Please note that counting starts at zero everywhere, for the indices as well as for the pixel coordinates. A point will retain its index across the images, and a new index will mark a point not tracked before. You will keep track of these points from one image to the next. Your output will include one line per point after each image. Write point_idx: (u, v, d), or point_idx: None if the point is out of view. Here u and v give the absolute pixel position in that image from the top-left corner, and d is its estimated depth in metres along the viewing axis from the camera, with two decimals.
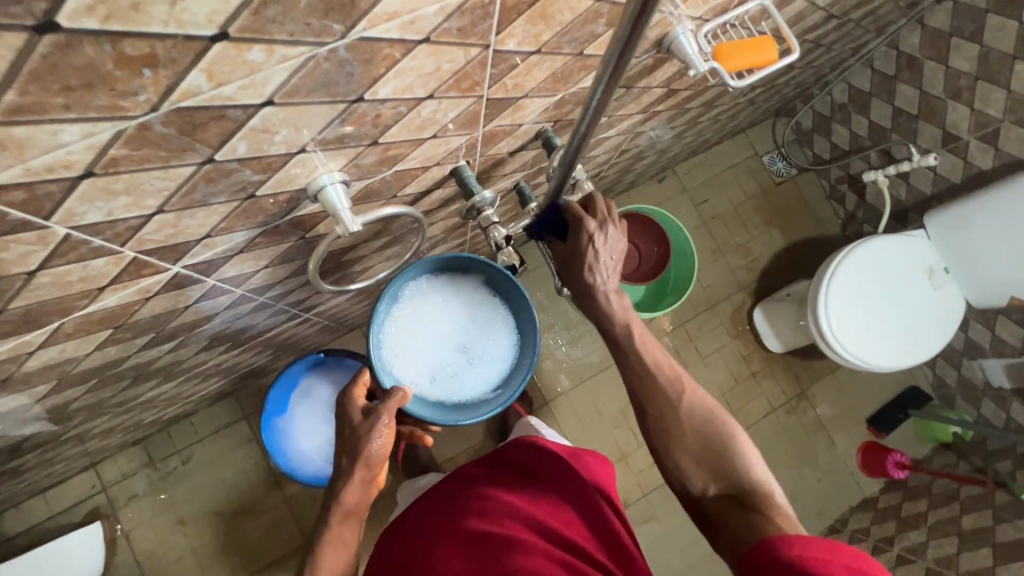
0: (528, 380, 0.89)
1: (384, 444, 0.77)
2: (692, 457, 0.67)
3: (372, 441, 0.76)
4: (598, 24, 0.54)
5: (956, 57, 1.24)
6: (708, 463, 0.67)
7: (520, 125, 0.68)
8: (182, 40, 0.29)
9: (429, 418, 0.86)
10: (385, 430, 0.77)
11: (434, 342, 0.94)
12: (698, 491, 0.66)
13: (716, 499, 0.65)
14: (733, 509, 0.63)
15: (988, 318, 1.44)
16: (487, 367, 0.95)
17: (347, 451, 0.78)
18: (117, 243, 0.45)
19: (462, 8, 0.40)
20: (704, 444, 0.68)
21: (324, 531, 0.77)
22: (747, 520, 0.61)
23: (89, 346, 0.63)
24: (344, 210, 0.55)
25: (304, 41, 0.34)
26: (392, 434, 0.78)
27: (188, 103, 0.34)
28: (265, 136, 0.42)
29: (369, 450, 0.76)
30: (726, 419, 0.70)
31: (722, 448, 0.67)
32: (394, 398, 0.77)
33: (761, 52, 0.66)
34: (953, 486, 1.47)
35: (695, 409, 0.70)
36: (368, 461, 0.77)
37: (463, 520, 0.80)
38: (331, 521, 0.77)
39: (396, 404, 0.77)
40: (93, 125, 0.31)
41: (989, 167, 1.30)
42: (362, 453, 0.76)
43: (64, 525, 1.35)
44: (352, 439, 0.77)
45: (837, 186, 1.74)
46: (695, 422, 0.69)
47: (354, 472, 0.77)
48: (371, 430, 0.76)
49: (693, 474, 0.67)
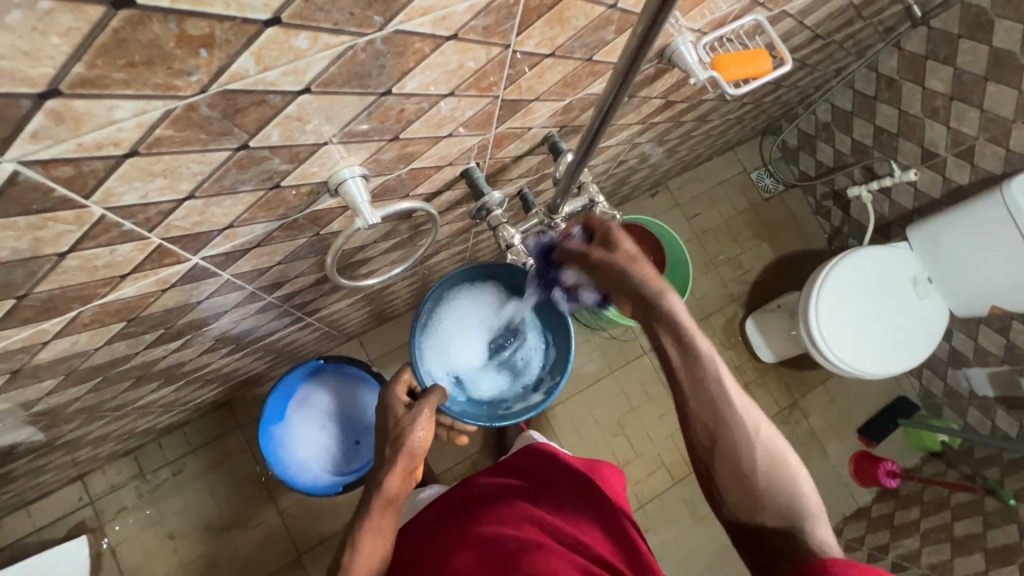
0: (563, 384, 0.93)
1: (426, 436, 0.78)
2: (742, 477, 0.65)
3: (414, 433, 0.77)
4: (608, 31, 0.57)
5: (932, 79, 1.32)
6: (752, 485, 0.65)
7: (529, 128, 0.71)
8: (239, 22, 0.31)
9: (463, 417, 0.91)
10: (425, 423, 0.79)
11: (473, 343, 0.99)
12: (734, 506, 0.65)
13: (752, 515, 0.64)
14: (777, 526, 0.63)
15: (970, 327, 1.49)
16: (521, 369, 1.00)
17: (390, 441, 0.79)
18: (146, 227, 0.46)
19: (489, 7, 0.43)
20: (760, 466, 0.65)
21: (363, 519, 0.75)
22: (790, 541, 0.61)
23: (101, 339, 0.63)
24: (364, 204, 0.57)
25: (346, 31, 0.36)
26: (432, 430, 0.80)
27: (235, 85, 0.36)
28: (298, 124, 0.44)
29: (411, 441, 0.77)
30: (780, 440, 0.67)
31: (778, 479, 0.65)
32: (434, 394, 0.81)
33: (756, 63, 0.70)
34: (944, 493, 1.49)
35: (762, 446, 0.66)
36: (411, 452, 0.77)
37: (482, 525, 0.79)
38: (373, 508, 0.76)
39: (436, 400, 0.80)
40: (146, 103, 0.33)
41: (966, 182, 1.37)
42: (404, 443, 0.77)
43: (47, 540, 1.31)
44: (395, 430, 0.79)
45: (822, 202, 1.80)
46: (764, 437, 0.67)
47: (397, 461, 0.77)
48: (413, 422, 0.78)
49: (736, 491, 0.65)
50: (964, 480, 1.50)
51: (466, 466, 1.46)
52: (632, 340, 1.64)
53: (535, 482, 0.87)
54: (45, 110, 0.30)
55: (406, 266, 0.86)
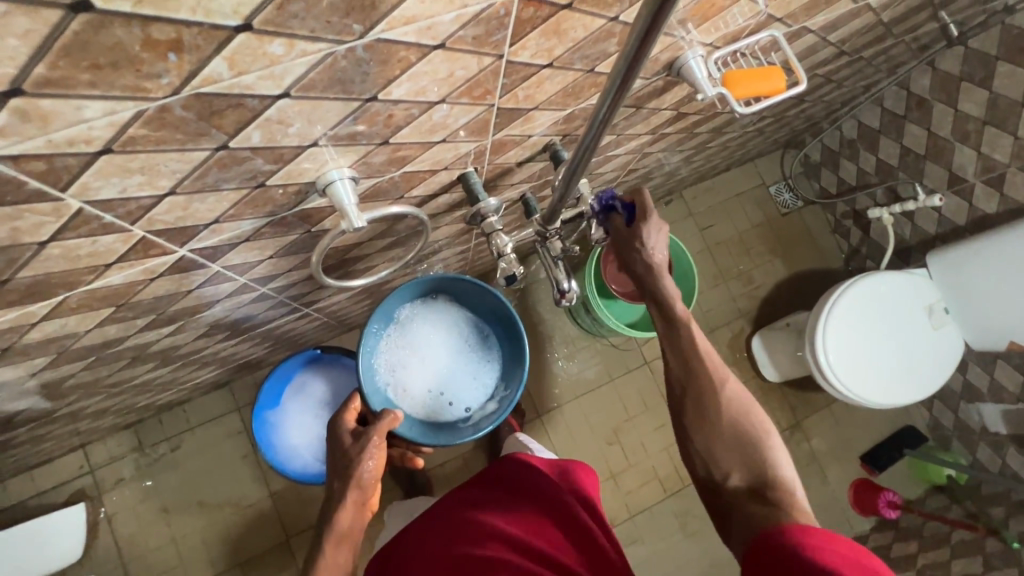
0: (518, 399, 0.95)
1: (375, 466, 0.76)
2: (725, 447, 0.69)
3: (362, 463, 0.76)
4: (609, 43, 0.55)
5: (966, 101, 1.26)
6: (737, 455, 0.68)
7: (529, 136, 0.70)
8: (207, 28, 0.31)
9: (418, 439, 0.93)
10: (375, 452, 0.77)
11: (429, 360, 1.00)
12: (720, 477, 0.68)
13: (736, 488, 0.67)
14: (755, 499, 0.64)
15: (987, 362, 1.43)
16: (477, 384, 1.02)
17: (338, 473, 0.78)
18: (128, 220, 0.46)
19: (479, 18, 0.41)
20: (737, 436, 0.69)
21: (316, 560, 0.73)
22: (764, 512, 0.62)
23: (92, 322, 0.64)
24: (351, 206, 0.56)
25: (324, 38, 0.36)
26: (383, 456, 0.78)
27: (209, 88, 0.35)
28: (279, 127, 0.43)
29: (359, 472, 0.76)
30: (762, 417, 0.71)
31: (752, 442, 0.69)
32: (382, 421, 0.78)
33: (769, 80, 0.68)
34: (945, 529, 1.48)
35: (739, 413, 0.71)
36: (360, 483, 0.76)
37: (458, 546, 0.81)
38: (325, 546, 0.73)
39: (386, 426, 0.79)
40: (116, 104, 0.33)
41: (993, 212, 1.31)
42: (353, 474, 0.75)
43: (47, 505, 1.35)
44: (343, 461, 0.77)
45: (842, 221, 1.75)
46: (734, 409, 0.71)
47: (346, 494, 0.75)
48: (362, 452, 0.77)
49: (721, 460, 0.69)
50: (967, 518, 1.47)
51: (459, 464, 1.46)
52: (634, 350, 1.62)
53: (504, 487, 0.88)
54: (10, 108, 0.30)
55: (396, 267, 0.84)
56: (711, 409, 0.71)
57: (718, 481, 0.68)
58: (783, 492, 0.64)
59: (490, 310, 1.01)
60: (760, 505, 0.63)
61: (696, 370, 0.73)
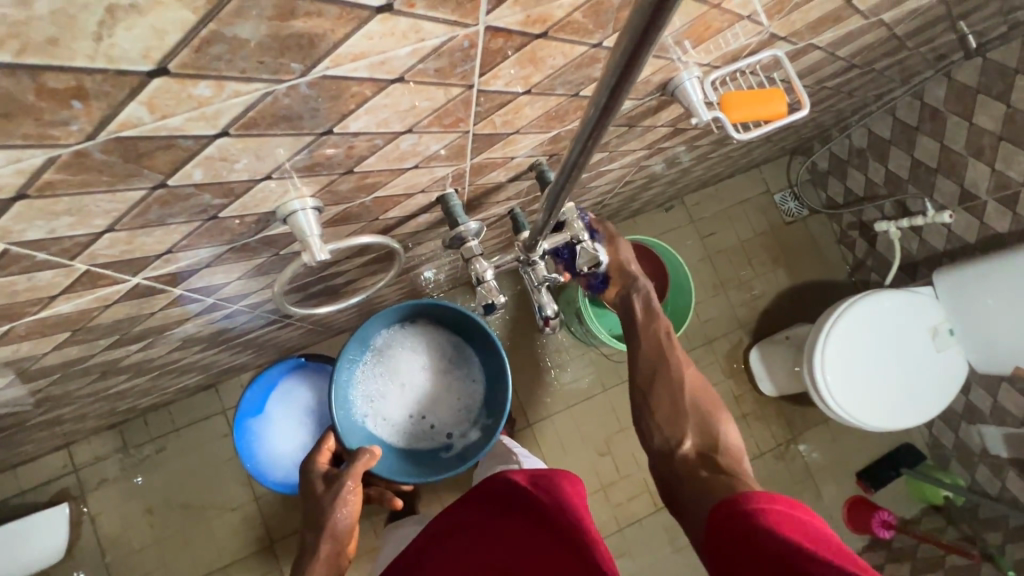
0: (500, 432, 0.93)
1: (351, 512, 0.77)
2: (681, 416, 0.79)
3: (338, 511, 0.76)
4: (594, 68, 0.51)
5: (982, 115, 1.21)
6: (693, 423, 0.78)
7: (512, 158, 0.66)
8: (113, 74, 0.27)
9: (395, 477, 0.91)
10: (351, 497, 0.77)
11: (408, 388, 0.99)
12: (676, 443, 0.77)
13: (690, 453, 0.75)
14: (706, 464, 0.73)
15: (991, 384, 1.39)
16: (458, 411, 1.00)
17: (312, 523, 0.77)
18: (65, 257, 0.43)
19: (440, 51, 0.37)
20: (694, 407, 0.79)
21: None
22: (716, 479, 0.69)
23: (48, 346, 0.61)
24: (314, 237, 0.53)
25: (258, 78, 0.32)
26: (359, 501, 0.78)
27: (130, 132, 0.32)
28: (223, 164, 0.39)
29: (334, 520, 0.75)
30: (715, 398, 0.81)
31: (705, 414, 0.79)
32: (358, 463, 0.79)
33: (770, 104, 0.63)
34: (938, 552, 1.45)
35: (695, 387, 0.81)
36: (334, 533, 0.75)
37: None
38: None
39: (361, 468, 0.79)
40: (20, 152, 0.29)
41: (1005, 231, 1.26)
42: (328, 523, 0.75)
43: (31, 503, 1.34)
44: (316, 510, 0.77)
45: (847, 232, 1.70)
46: (692, 387, 0.81)
47: (320, 545, 0.74)
48: (336, 498, 0.77)
49: (675, 430, 0.78)
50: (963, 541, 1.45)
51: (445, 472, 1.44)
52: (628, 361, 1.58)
53: (490, 503, 0.86)
54: None
55: (366, 291, 0.78)
56: (673, 384, 0.81)
57: (674, 446, 0.77)
58: (731, 463, 0.72)
59: (471, 334, 0.99)
60: (711, 473, 0.71)
61: (662, 350, 0.84)
